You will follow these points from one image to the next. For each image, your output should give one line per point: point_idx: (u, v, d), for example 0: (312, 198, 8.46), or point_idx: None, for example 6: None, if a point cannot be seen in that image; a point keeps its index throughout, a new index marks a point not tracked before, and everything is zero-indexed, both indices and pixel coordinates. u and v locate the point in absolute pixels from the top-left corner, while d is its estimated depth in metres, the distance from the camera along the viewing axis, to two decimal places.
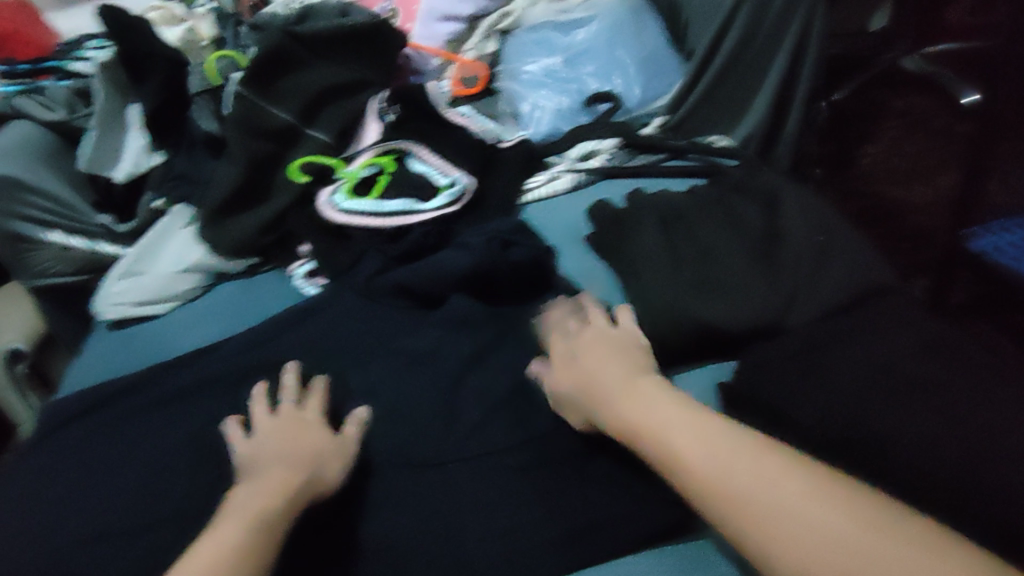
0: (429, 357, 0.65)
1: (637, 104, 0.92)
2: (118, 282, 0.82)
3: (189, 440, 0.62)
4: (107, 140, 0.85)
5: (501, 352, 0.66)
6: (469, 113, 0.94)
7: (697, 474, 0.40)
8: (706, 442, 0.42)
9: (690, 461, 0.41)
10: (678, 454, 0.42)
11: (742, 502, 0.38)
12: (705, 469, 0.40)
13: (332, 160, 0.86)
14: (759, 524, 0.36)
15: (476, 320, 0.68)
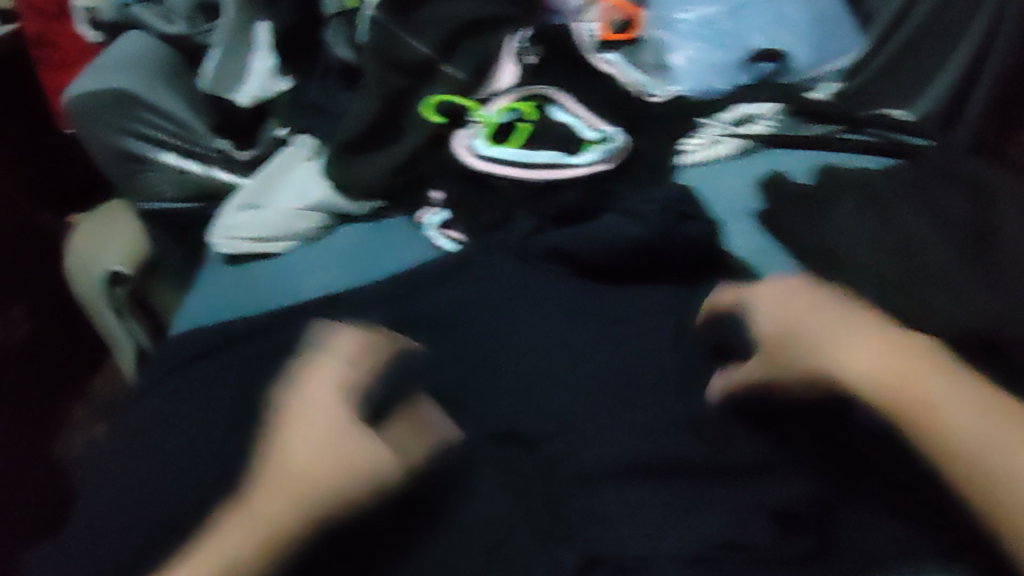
0: (591, 333, 0.57)
1: (807, 67, 0.82)
2: (237, 214, 0.76)
3: None
4: (232, 62, 0.79)
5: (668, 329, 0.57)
6: (618, 61, 0.84)
7: (936, 414, 0.43)
8: (920, 371, 0.45)
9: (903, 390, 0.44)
10: (918, 398, 0.44)
11: (947, 435, 0.42)
12: (938, 399, 0.43)
13: (469, 102, 0.78)
14: (959, 435, 0.41)
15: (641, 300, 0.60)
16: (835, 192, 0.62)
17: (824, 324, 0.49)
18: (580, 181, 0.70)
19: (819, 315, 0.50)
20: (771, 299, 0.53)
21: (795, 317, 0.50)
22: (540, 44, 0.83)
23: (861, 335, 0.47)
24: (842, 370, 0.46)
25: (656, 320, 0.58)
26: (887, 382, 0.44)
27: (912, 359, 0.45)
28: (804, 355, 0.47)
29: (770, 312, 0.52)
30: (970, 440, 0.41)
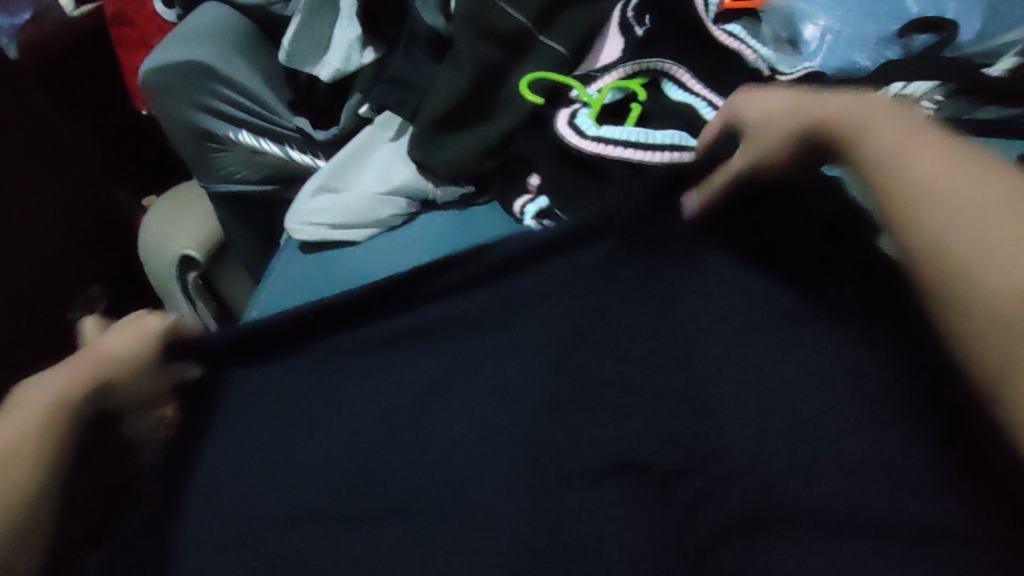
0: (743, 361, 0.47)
1: (975, 39, 0.68)
2: (316, 198, 0.71)
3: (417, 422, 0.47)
4: (314, 32, 0.74)
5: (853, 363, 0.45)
6: (740, 33, 0.71)
7: (926, 194, 0.40)
8: (902, 151, 0.42)
9: (940, 189, 0.39)
10: (895, 178, 0.41)
11: (950, 256, 0.37)
12: (919, 157, 0.41)
13: (568, 79, 0.68)
14: (978, 276, 0.36)
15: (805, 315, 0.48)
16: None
17: (873, 105, 0.46)
18: None
19: (852, 100, 0.47)
20: (771, 96, 0.51)
21: (855, 102, 0.46)
22: (648, 14, 0.73)
23: (909, 120, 0.44)
24: (823, 117, 0.47)
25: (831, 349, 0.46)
26: (830, 119, 0.46)
27: (943, 156, 0.41)
28: (826, 109, 0.47)
29: (788, 98, 0.49)
30: (945, 189, 0.39)
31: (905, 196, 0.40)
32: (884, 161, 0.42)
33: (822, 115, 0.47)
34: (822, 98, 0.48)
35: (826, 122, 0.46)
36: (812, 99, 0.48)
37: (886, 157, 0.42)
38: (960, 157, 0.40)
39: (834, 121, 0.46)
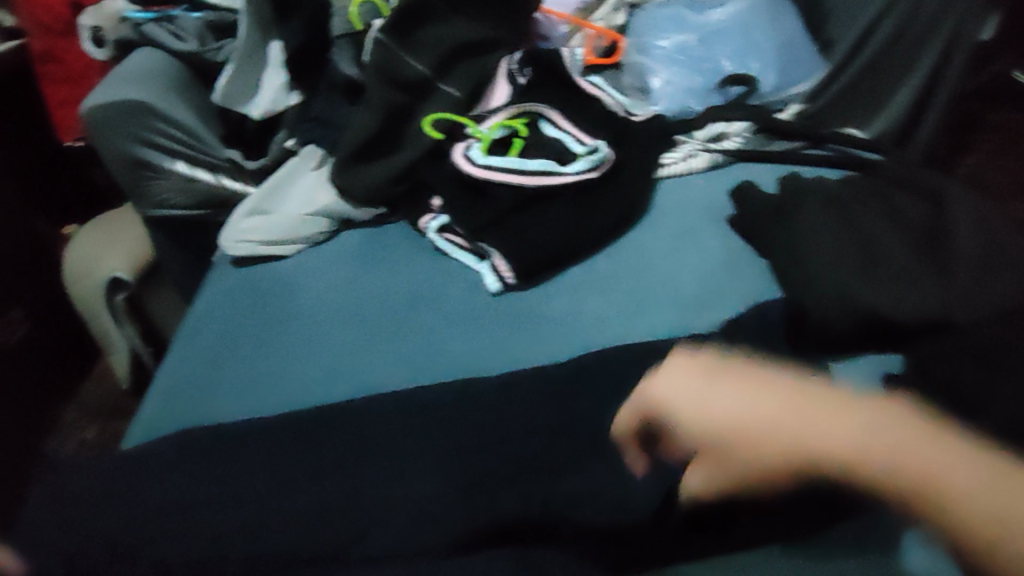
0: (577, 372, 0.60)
1: (772, 91, 0.90)
2: (247, 219, 0.82)
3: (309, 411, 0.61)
4: (244, 76, 0.84)
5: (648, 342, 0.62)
6: (600, 84, 0.89)
7: (866, 476, 0.38)
8: (838, 416, 0.40)
9: (884, 460, 0.38)
10: (843, 445, 0.39)
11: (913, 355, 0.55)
12: (818, 443, 0.39)
13: (463, 119, 0.84)
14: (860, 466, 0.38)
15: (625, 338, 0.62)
16: (802, 197, 0.68)
17: (810, 407, 0.41)
18: (566, 189, 0.76)
19: (748, 398, 0.42)
20: (674, 380, 0.45)
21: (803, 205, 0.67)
22: (529, 66, 0.88)
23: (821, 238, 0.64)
24: (723, 441, 0.42)
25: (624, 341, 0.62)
26: (702, 432, 0.42)
27: (820, 403, 0.41)
28: (738, 423, 0.42)
29: (683, 400, 0.44)
30: (949, 482, 0.36)
31: (843, 470, 0.39)
32: (740, 415, 0.41)
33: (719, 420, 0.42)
34: (709, 397, 0.43)
35: (749, 459, 0.41)
36: (702, 382, 0.44)
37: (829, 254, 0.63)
38: (880, 412, 0.40)
39: (739, 435, 0.41)
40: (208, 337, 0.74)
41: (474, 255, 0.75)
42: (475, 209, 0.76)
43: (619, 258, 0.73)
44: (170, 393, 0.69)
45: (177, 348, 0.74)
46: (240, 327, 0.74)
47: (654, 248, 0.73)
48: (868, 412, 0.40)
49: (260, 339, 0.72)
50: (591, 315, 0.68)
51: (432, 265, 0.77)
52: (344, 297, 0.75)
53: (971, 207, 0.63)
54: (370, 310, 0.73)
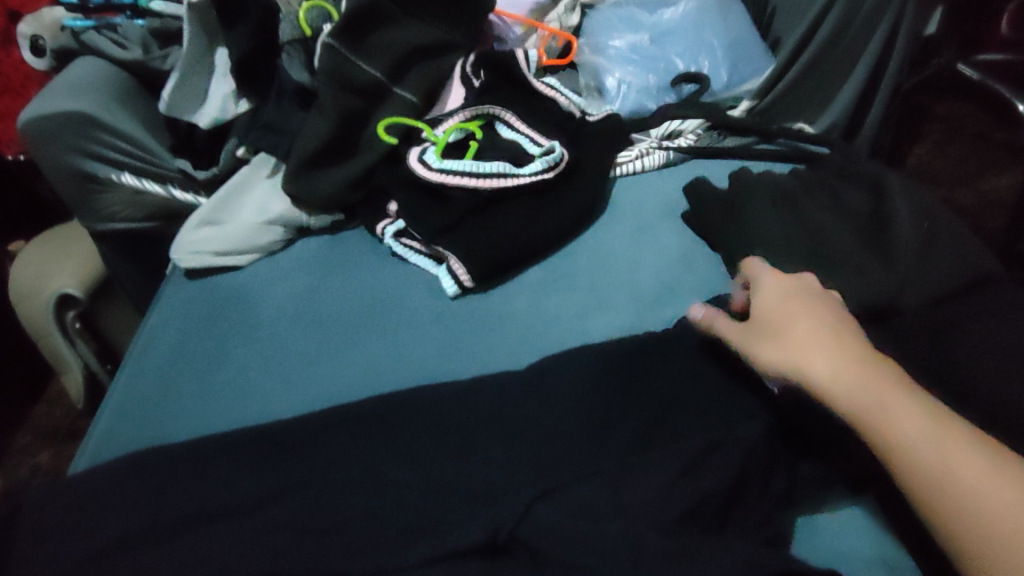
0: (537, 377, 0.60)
1: (723, 88, 0.91)
2: (198, 230, 0.80)
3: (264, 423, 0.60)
4: (190, 84, 0.82)
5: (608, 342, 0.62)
6: (554, 85, 0.89)
7: (900, 467, 0.43)
8: (898, 406, 0.45)
9: (931, 460, 0.42)
10: (891, 422, 0.44)
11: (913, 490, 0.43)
12: (874, 409, 0.45)
13: (418, 123, 0.83)
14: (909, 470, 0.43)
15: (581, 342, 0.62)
16: (751, 191, 0.69)
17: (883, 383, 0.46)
18: (523, 190, 0.75)
19: (834, 346, 0.49)
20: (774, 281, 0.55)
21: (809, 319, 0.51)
22: (482, 69, 0.87)
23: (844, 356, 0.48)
24: (777, 349, 0.50)
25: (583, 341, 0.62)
26: (771, 323, 0.52)
27: (886, 383, 0.46)
28: (805, 348, 0.49)
29: (772, 299, 0.54)
30: (973, 486, 0.41)
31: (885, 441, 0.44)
32: (821, 354, 0.48)
33: (786, 339, 0.50)
34: (826, 345, 0.49)
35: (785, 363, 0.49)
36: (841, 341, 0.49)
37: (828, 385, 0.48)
38: (936, 415, 0.44)
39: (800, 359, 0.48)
40: (160, 356, 0.72)
41: (430, 259, 0.74)
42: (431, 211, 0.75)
43: (576, 258, 0.73)
44: (120, 416, 0.67)
45: (129, 367, 0.72)
46: (194, 344, 0.72)
47: (611, 247, 0.73)
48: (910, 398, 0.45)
49: (215, 357, 0.71)
50: (547, 315, 0.68)
51: (390, 272, 0.76)
52: (299, 310, 0.74)
53: (916, 196, 0.64)
54: (327, 321, 0.72)
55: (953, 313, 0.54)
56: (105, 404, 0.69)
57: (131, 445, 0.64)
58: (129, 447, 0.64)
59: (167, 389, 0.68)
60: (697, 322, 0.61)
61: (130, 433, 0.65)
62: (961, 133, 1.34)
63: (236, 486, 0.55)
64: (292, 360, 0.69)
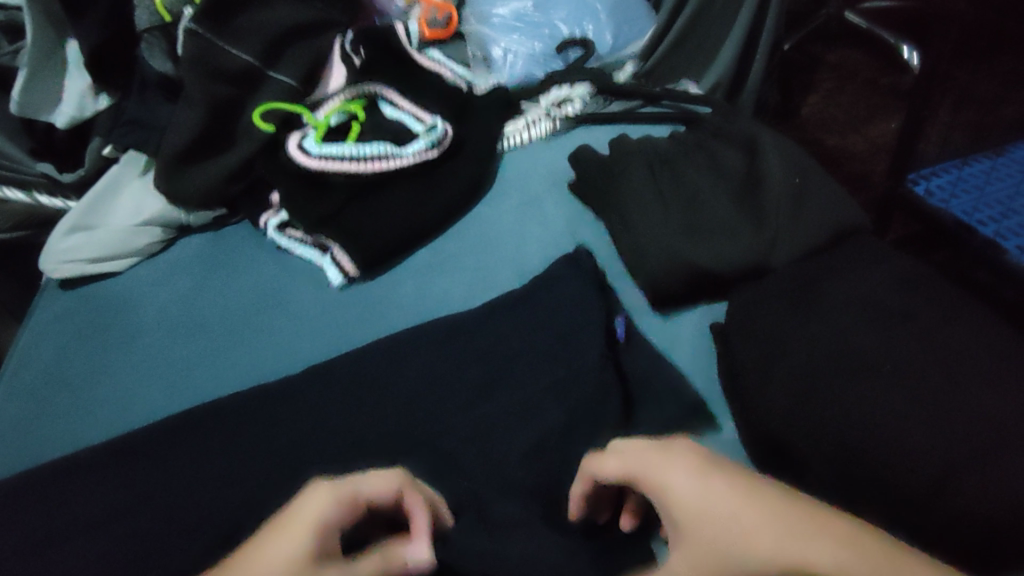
0: (431, 362, 0.60)
1: (610, 51, 0.89)
2: (67, 237, 0.74)
3: (155, 438, 0.58)
4: (42, 80, 0.75)
5: (500, 318, 0.62)
6: (438, 58, 0.88)
7: None
8: (801, 534, 0.36)
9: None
10: (808, 565, 0.35)
11: None
12: (791, 554, 0.36)
13: (296, 107, 0.79)
14: None
15: (471, 323, 0.62)
16: (628, 157, 0.70)
17: (773, 525, 0.37)
18: (407, 171, 0.74)
19: (689, 493, 0.40)
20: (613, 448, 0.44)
21: (711, 528, 0.38)
22: (363, 46, 0.84)
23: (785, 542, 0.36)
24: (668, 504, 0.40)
25: (474, 321, 0.62)
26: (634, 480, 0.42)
27: (761, 536, 0.37)
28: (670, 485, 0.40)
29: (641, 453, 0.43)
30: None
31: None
32: (704, 506, 0.39)
33: (667, 487, 0.41)
34: (714, 492, 0.39)
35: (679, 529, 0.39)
36: (705, 477, 0.40)
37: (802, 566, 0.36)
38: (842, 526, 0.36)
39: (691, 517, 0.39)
40: (34, 373, 0.68)
41: (316, 249, 0.72)
42: (317, 201, 0.73)
43: (466, 236, 0.73)
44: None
45: (1, 389, 0.68)
46: (70, 356, 0.69)
47: (499, 222, 0.73)
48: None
49: (92, 369, 0.67)
50: (436, 298, 0.68)
51: (277, 264, 0.73)
52: (183, 312, 0.71)
53: (785, 151, 0.66)
54: (214, 321, 0.69)
55: (812, 267, 0.57)
56: None
57: (8, 471, 0.61)
58: (4, 474, 0.61)
59: (43, 407, 0.65)
60: (582, 292, 0.62)
61: (5, 459, 0.62)
62: (852, 80, 1.37)
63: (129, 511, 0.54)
64: (173, 366, 0.66)
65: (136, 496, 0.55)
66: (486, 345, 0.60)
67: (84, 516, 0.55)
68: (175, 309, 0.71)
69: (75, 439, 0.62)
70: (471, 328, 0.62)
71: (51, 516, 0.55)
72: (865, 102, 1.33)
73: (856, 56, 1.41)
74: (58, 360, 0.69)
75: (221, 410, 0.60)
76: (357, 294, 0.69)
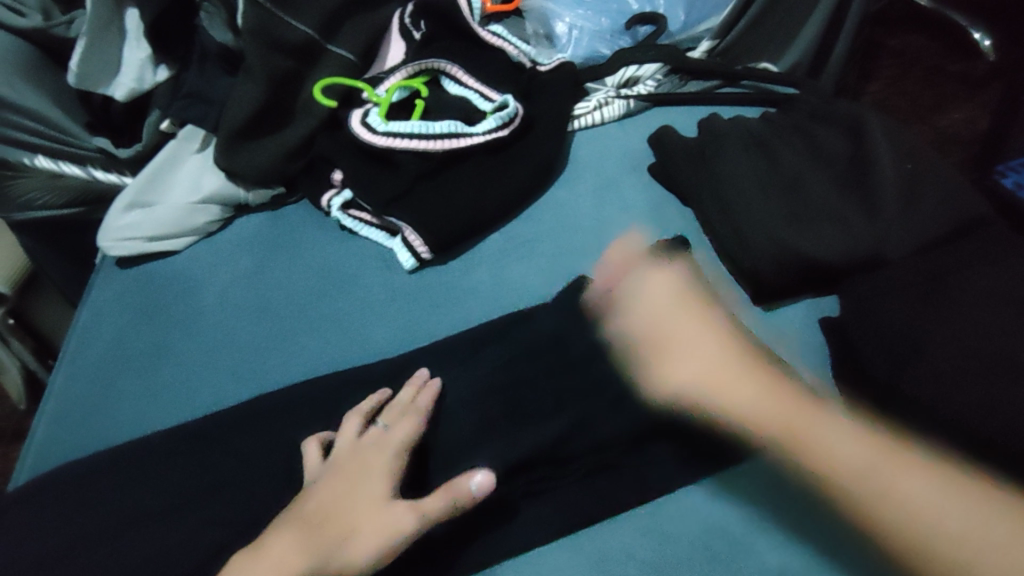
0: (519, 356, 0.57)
1: (681, 28, 0.85)
2: (126, 214, 0.72)
3: (239, 428, 0.57)
4: (99, 51, 0.72)
5: (592, 314, 0.59)
6: (503, 33, 0.81)
7: (853, 488, 0.46)
8: (819, 418, 0.49)
9: (860, 485, 0.46)
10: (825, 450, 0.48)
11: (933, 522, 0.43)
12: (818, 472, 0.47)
13: (358, 83, 0.75)
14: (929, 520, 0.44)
15: (557, 316, 0.59)
16: (718, 139, 0.65)
17: (764, 388, 0.51)
18: (477, 152, 0.70)
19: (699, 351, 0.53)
20: (676, 320, 0.55)
21: (735, 389, 0.51)
22: (423, 19, 0.80)
23: (765, 393, 0.51)
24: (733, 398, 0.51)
25: (563, 316, 0.59)
26: (695, 396, 0.52)
27: (766, 390, 0.51)
28: (814, 433, 0.49)
29: (724, 364, 0.52)
30: (845, 465, 0.47)
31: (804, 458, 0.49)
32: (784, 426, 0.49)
33: (736, 404, 0.51)
34: (747, 389, 0.51)
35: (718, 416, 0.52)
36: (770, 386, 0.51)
37: (830, 441, 0.48)
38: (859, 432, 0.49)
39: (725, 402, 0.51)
40: (95, 352, 0.66)
41: (383, 231, 0.69)
42: (385, 178, 0.69)
43: (540, 222, 0.69)
44: (63, 421, 0.62)
45: (63, 369, 0.66)
46: (134, 337, 0.67)
47: (574, 207, 0.70)
48: (853, 439, 0.48)
49: (156, 351, 0.65)
50: (511, 285, 0.65)
51: (342, 246, 0.71)
52: (247, 293, 0.68)
53: (890, 133, 0.62)
54: (280, 304, 0.67)
55: (932, 262, 0.54)
56: (43, 407, 0.64)
57: (79, 454, 0.60)
58: (73, 456, 0.60)
59: (108, 388, 0.63)
60: (646, 274, 0.60)
61: (74, 440, 0.61)
62: (917, 66, 1.26)
63: (223, 508, 0.52)
64: (241, 348, 0.64)
65: (221, 486, 0.54)
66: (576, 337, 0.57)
67: (168, 507, 0.53)
68: (238, 290, 0.69)
69: (147, 424, 0.61)
70: (555, 320, 0.59)
71: (128, 501, 0.54)
72: (935, 88, 1.22)
73: (921, 41, 1.28)
74: (124, 339, 0.67)
75: (307, 402, 0.58)
76: (429, 281, 0.67)
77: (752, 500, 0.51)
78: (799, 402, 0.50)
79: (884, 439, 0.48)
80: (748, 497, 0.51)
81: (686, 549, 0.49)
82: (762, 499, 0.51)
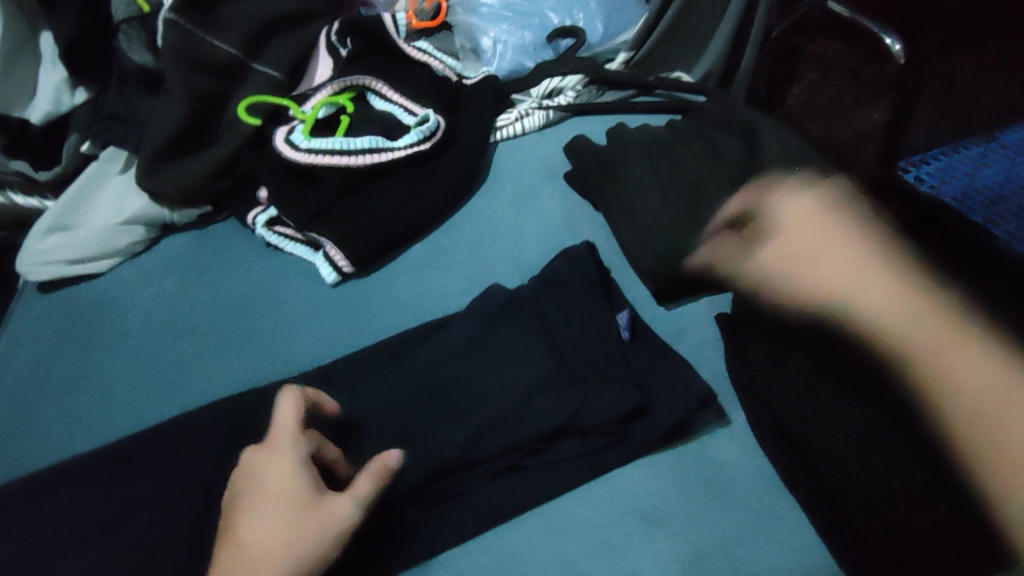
0: (438, 364, 0.59)
1: (600, 41, 0.89)
2: (45, 237, 0.71)
3: (159, 447, 0.57)
4: (14, 75, 0.71)
5: (510, 318, 0.61)
6: (427, 48, 0.83)
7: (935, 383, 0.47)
8: (919, 320, 0.49)
9: (957, 404, 0.45)
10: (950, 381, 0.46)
11: (968, 405, 0.45)
12: (913, 326, 0.49)
13: (283, 100, 0.75)
14: (988, 420, 0.44)
15: (475, 322, 0.61)
16: (627, 147, 0.69)
17: (884, 294, 0.51)
18: (399, 165, 0.71)
19: (821, 234, 0.55)
20: (792, 218, 0.57)
21: (822, 263, 0.54)
22: (349, 36, 0.80)
23: (883, 285, 0.51)
24: (831, 287, 0.53)
25: (482, 322, 0.61)
26: (786, 258, 0.56)
27: (896, 290, 0.51)
28: (919, 329, 0.49)
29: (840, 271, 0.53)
30: (956, 365, 0.46)
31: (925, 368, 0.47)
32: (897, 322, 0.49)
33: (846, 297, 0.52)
34: (867, 277, 0.52)
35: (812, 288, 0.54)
36: (886, 283, 0.51)
37: (914, 339, 0.48)
38: (943, 319, 0.49)
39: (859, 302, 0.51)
40: (13, 381, 0.66)
41: (306, 246, 0.70)
42: (307, 193, 0.70)
43: (461, 232, 0.71)
44: None
45: None
46: (51, 361, 0.66)
47: (495, 216, 0.72)
48: (935, 327, 0.48)
49: (75, 376, 0.65)
50: (432, 294, 0.67)
51: (266, 263, 0.71)
52: (170, 314, 0.68)
53: (787, 137, 0.65)
54: (203, 323, 0.67)
55: None
56: None
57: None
58: None
59: (24, 415, 0.63)
60: (560, 279, 0.63)
61: None
62: (836, 69, 1.32)
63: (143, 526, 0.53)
64: (164, 370, 0.64)
65: (142, 505, 0.54)
66: (494, 341, 0.59)
67: (88, 528, 0.53)
68: (157, 309, 0.69)
69: (65, 449, 0.60)
70: (473, 325, 0.61)
71: (48, 523, 0.54)
72: (850, 91, 1.28)
73: (839, 46, 1.34)
74: (42, 364, 0.66)
75: (228, 418, 0.58)
76: (351, 294, 0.68)
77: (653, 489, 0.54)
78: (920, 303, 0.50)
79: (966, 328, 0.48)
80: (653, 488, 0.54)
81: (585, 544, 0.52)
82: (661, 488, 0.54)
